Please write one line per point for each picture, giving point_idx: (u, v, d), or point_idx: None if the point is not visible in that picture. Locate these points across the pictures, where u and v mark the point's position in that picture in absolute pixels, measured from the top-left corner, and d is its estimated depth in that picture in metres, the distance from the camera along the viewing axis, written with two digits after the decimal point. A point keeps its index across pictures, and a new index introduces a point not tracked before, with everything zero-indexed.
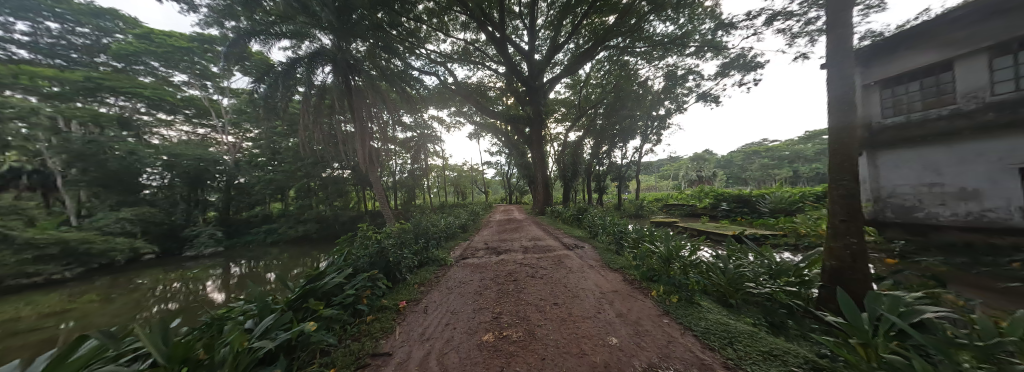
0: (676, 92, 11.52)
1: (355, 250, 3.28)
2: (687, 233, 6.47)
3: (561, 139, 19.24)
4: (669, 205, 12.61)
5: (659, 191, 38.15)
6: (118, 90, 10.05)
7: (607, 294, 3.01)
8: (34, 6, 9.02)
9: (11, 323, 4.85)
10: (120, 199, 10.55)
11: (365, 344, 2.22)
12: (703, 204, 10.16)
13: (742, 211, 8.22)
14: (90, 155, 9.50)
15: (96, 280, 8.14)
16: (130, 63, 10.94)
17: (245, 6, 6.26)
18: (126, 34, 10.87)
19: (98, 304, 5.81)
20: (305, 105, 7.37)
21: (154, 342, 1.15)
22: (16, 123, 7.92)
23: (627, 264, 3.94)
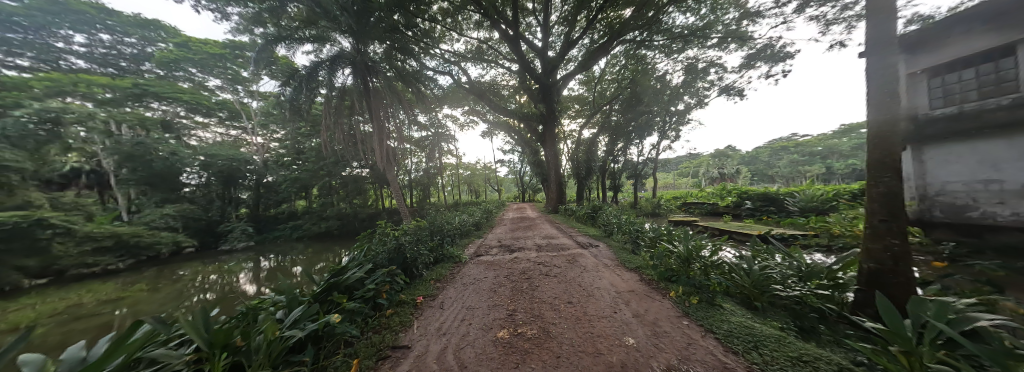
0: (696, 87, 11.08)
1: (374, 246, 3.38)
2: (708, 233, 6.24)
3: (574, 136, 19.00)
4: (688, 203, 12.19)
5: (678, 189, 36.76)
6: (161, 95, 10.91)
7: (623, 294, 2.96)
8: (89, 18, 9.97)
9: (76, 307, 5.40)
10: (164, 196, 11.50)
11: (386, 337, 2.31)
12: (726, 203, 9.72)
13: (769, 211, 7.80)
14: (137, 156, 10.32)
15: (144, 271, 8.88)
16: (172, 69, 11.87)
17: (272, 13, 6.57)
18: (167, 43, 11.74)
19: (147, 293, 6.36)
20: (327, 107, 7.67)
21: (198, 329, 1.25)
22: (77, 127, 8.45)
23: (644, 263, 3.85)
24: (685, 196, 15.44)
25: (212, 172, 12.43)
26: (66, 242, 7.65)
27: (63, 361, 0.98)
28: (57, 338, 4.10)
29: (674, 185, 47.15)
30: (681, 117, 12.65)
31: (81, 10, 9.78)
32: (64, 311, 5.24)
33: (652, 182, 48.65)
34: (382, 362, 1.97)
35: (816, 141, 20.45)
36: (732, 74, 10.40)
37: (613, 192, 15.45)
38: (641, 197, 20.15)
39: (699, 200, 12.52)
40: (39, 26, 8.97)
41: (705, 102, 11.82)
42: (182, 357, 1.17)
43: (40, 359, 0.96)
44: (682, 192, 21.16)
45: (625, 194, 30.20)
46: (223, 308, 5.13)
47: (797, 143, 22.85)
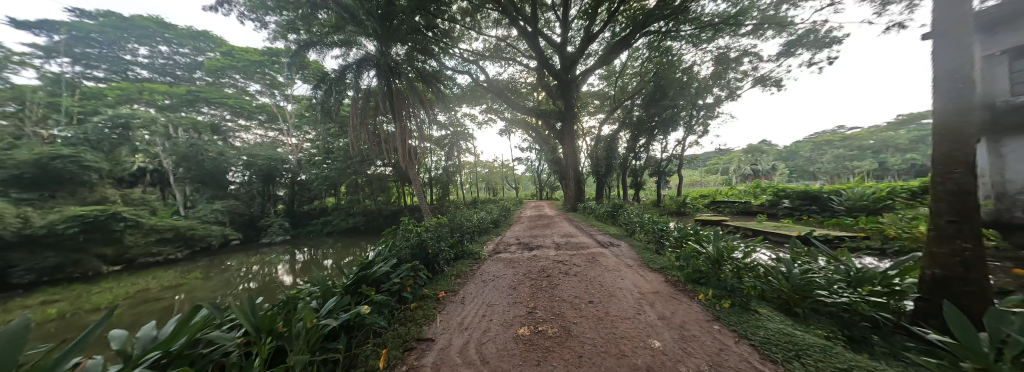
0: (726, 78, 10.44)
1: (398, 242, 3.50)
2: (740, 233, 5.91)
3: (594, 133, 18.62)
4: (717, 202, 11.58)
5: (705, 187, 34.79)
6: (209, 100, 12.75)
7: (647, 295, 2.87)
8: (150, 33, 12.34)
9: (144, 291, 6.12)
10: (213, 193, 13.04)
11: (412, 329, 2.42)
12: (761, 202, 9.09)
13: (810, 211, 7.19)
14: (191, 156, 12.16)
15: (197, 260, 9.87)
16: (219, 77, 13.42)
17: (305, 20, 6.99)
18: (213, 51, 13.67)
19: (201, 280, 7.05)
20: (354, 109, 8.03)
21: (248, 314, 1.39)
22: (142, 131, 10.94)
23: (669, 264, 3.71)
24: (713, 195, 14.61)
25: (253, 172, 13.48)
26: (136, 234, 8.93)
27: (139, 338, 1.12)
28: (132, 318, 4.68)
29: (701, 182, 44.78)
30: (709, 111, 11.99)
31: (145, 27, 12.20)
32: (135, 294, 5.95)
33: (676, 179, 46.46)
34: (408, 353, 2.08)
35: (866, 133, 18.55)
36: (768, 63, 9.68)
37: (634, 190, 14.98)
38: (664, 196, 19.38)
39: (728, 198, 11.82)
40: (112, 42, 11.65)
41: (737, 94, 11.08)
42: (235, 340, 1.29)
43: (121, 336, 1.10)
44: (710, 190, 20.02)
45: (647, 193, 29.11)
46: (268, 297, 5.60)
47: (844, 136, 20.84)
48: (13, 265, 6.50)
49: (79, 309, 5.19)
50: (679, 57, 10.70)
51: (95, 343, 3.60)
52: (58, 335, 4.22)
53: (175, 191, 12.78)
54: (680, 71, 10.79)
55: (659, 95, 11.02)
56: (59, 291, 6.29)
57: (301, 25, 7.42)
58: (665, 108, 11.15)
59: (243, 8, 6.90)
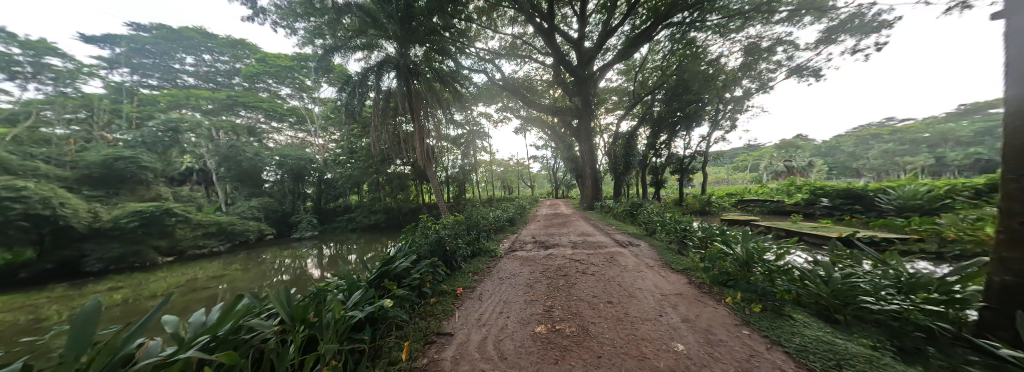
0: (758, 69, 9.78)
1: (417, 238, 3.59)
2: (773, 234, 5.57)
3: (611, 129, 18.22)
4: (746, 201, 10.99)
5: (732, 185, 32.92)
6: (247, 104, 14.27)
7: (669, 297, 2.77)
8: (196, 44, 15.40)
9: (193, 281, 6.72)
10: (250, 191, 14.03)
11: (432, 323, 2.50)
12: (795, 201, 8.50)
13: (852, 211, 6.64)
14: (232, 157, 13.26)
15: (237, 253, 10.69)
16: (255, 82, 15.02)
17: (330, 25, 7.30)
18: (248, 58, 16.35)
19: (241, 271, 7.62)
20: (376, 109, 8.31)
21: (284, 304, 1.49)
22: (190, 134, 12.34)
23: (693, 265, 3.57)
24: (741, 193, 13.83)
25: (284, 171, 14.35)
26: (185, 228, 9.84)
27: (191, 323, 1.23)
28: (185, 304, 5.18)
29: (728, 179, 42.54)
30: (738, 104, 11.35)
31: (191, 38, 15.23)
32: (186, 283, 6.55)
33: (700, 177, 44.45)
34: (429, 346, 2.17)
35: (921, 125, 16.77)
36: (806, 52, 9.01)
37: (654, 188, 14.50)
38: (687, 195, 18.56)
39: (757, 197, 11.15)
40: (162, 52, 15.02)
41: (769, 86, 10.42)
42: (272, 327, 1.39)
43: (174, 321, 1.20)
44: (738, 188, 18.97)
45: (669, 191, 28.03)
46: (301, 289, 5.96)
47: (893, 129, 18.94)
48: (87, 254, 7.59)
49: (140, 295, 5.79)
50: (705, 49, 10.18)
51: (156, 325, 4.03)
52: (124, 318, 4.71)
53: (217, 189, 13.94)
54: (706, 62, 10.15)
55: (682, 89, 10.53)
56: (124, 279, 7.06)
57: (327, 30, 7.76)
58: (689, 103, 10.68)
59: (275, 16, 7.30)
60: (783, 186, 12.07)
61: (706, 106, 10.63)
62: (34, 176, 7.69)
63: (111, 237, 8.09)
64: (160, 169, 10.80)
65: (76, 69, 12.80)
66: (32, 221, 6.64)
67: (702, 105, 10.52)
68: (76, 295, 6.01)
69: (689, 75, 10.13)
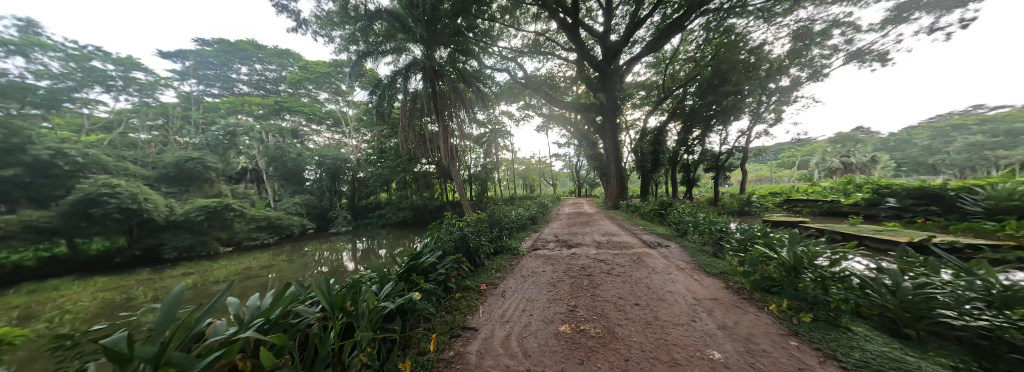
0: (809, 56, 8.81)
1: (442, 235, 3.70)
2: (827, 237, 5.03)
3: (638, 125, 17.54)
4: (793, 201, 10.02)
5: (777, 184, 30.05)
6: (291, 108, 15.74)
7: (703, 301, 2.64)
8: (249, 55, 17.36)
9: (248, 269, 7.49)
10: (294, 189, 15.32)
11: (457, 318, 2.59)
12: (854, 202, 7.59)
13: (929, 213, 5.76)
14: (278, 158, 14.59)
15: (283, 245, 11.76)
16: (299, 88, 16.46)
17: (363, 32, 7.75)
18: (292, 66, 18.04)
19: (286, 262, 8.36)
20: (404, 111, 8.67)
21: (323, 294, 1.60)
22: (244, 137, 13.82)
23: (730, 269, 3.36)
24: (786, 192, 12.61)
25: (322, 170, 15.48)
26: (242, 221, 11.04)
27: (248, 307, 1.38)
28: (245, 289, 5.81)
29: (771, 177, 38.96)
30: (784, 94, 10.37)
31: (244, 50, 17.19)
32: (242, 271, 7.31)
33: (739, 175, 41.28)
34: (455, 339, 2.26)
35: (1022, 113, 14.14)
36: (868, 34, 8.05)
37: (686, 187, 13.75)
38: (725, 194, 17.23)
39: (807, 197, 10.10)
40: (223, 63, 17.18)
41: (822, 74, 9.44)
42: (314, 314, 1.50)
43: (235, 304, 1.35)
44: (785, 187, 17.23)
45: (702, 190, 26.33)
46: (341, 280, 6.42)
47: (983, 118, 16.12)
48: (165, 243, 8.90)
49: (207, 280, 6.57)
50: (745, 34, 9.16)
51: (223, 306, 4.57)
52: (196, 300, 5.40)
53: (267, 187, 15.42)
54: (747, 51, 9.01)
55: (719, 81, 9.82)
56: (193, 266, 8.04)
57: (359, 36, 8.23)
58: (727, 95, 9.94)
59: (315, 27, 7.80)
60: (838, 185, 10.80)
61: (744, 99, 9.92)
62: (125, 175, 9.11)
63: (183, 228, 9.38)
64: (221, 169, 12.19)
65: (156, 81, 14.58)
66: (123, 214, 7.92)
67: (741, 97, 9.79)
68: (158, 278, 6.97)
69: (727, 64, 9.04)
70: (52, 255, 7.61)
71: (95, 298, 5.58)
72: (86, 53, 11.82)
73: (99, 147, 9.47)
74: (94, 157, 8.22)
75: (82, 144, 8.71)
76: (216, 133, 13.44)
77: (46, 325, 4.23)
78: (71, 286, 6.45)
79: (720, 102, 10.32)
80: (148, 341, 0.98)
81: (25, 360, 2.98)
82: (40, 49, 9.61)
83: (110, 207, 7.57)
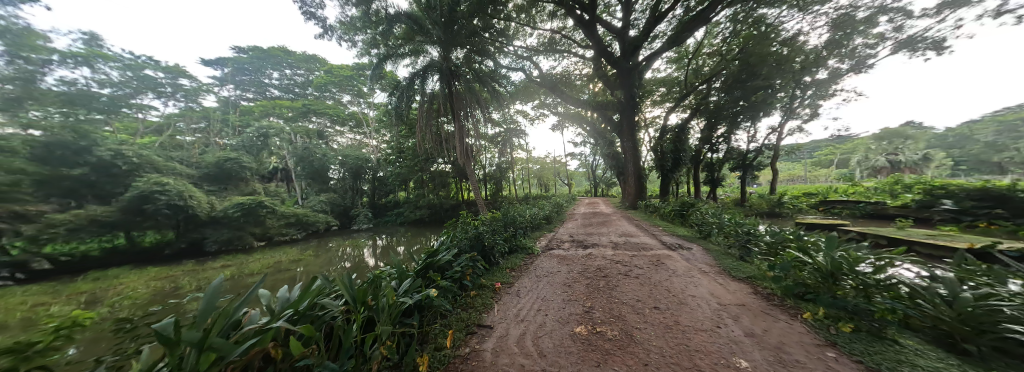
0: (852, 46, 8.08)
1: (458, 233, 3.76)
2: (870, 242, 4.64)
3: (658, 123, 16.99)
4: (830, 202, 9.32)
5: (811, 184, 27.93)
6: (317, 111, 16.56)
7: (729, 307, 2.52)
8: (279, 61, 18.48)
9: (278, 263, 7.96)
10: (319, 187, 16.12)
11: (473, 315, 2.63)
12: (904, 204, 6.96)
13: (994, 217, 5.15)
14: (305, 158, 15.41)
15: (309, 240, 12.40)
16: (324, 91, 17.32)
17: (384, 35, 8.02)
18: (318, 70, 19.00)
19: (312, 257, 8.79)
20: (422, 112, 8.87)
21: (345, 287, 1.67)
22: (275, 138, 14.72)
23: (759, 274, 3.18)
24: (824, 193, 11.73)
25: (345, 169, 16.17)
26: (273, 218, 11.79)
27: (279, 298, 1.46)
28: (278, 281, 6.20)
29: (805, 176, 36.35)
30: (821, 88, 9.66)
31: (275, 56, 18.32)
32: (273, 264, 7.78)
33: (768, 174, 38.88)
34: (470, 336, 2.30)
35: None
36: (922, 20, 7.31)
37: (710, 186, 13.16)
38: (753, 194, 16.29)
39: (846, 198, 9.36)
40: (256, 69, 18.39)
41: (865, 65, 8.70)
42: (339, 307, 1.57)
43: (266, 296, 1.44)
44: (822, 188, 15.99)
45: (728, 190, 25.02)
46: (364, 274, 6.69)
47: None
48: (207, 237, 9.67)
49: (243, 272, 7.03)
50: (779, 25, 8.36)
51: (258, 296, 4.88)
52: (235, 290, 5.82)
53: (295, 185, 16.34)
54: (778, 42, 8.15)
55: (747, 74, 9.26)
56: (231, 259, 8.67)
57: (379, 40, 8.50)
58: (756, 90, 9.39)
59: (340, 33, 8.06)
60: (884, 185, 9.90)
61: (776, 94, 9.34)
62: (174, 174, 10.01)
63: (223, 223, 10.15)
64: (255, 168, 13.06)
65: (199, 87, 15.83)
66: (172, 210, 8.73)
67: (772, 92, 9.25)
68: (201, 269, 7.57)
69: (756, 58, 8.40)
70: (115, 246, 8.50)
71: (149, 286, 6.16)
72: (141, 63, 12.92)
73: (151, 149, 10.40)
74: (148, 158, 9.11)
75: (137, 146, 9.64)
76: (251, 135, 14.42)
77: (108, 309, 4.70)
78: (128, 275, 7.12)
79: (748, 98, 9.80)
80: (192, 326, 1.06)
81: (94, 340, 3.32)
82: (103, 60, 10.63)
83: (160, 203, 8.35)
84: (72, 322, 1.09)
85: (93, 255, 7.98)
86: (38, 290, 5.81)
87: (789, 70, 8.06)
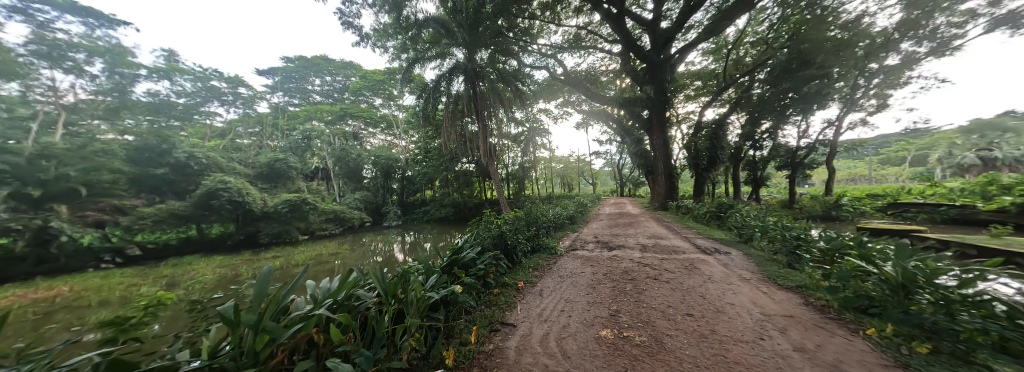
0: (931, 26, 6.98)
1: (481, 231, 3.80)
2: (957, 251, 4.00)
3: (692, 119, 16.07)
4: (901, 206, 8.20)
5: (879, 184, 24.43)
6: (353, 114, 17.76)
7: (775, 318, 2.31)
8: (321, 69, 20.05)
9: (320, 255, 8.64)
10: (354, 186, 17.25)
11: (496, 313, 2.67)
12: (1000, 208, 5.94)
13: None
14: (342, 158, 16.57)
15: (345, 235, 13.30)
16: (359, 95, 18.43)
17: (413, 40, 8.39)
18: (353, 76, 20.30)
19: (349, 251, 9.40)
20: (447, 113, 9.08)
21: (378, 281, 1.77)
22: (316, 140, 15.99)
23: (811, 283, 2.89)
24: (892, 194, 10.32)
25: (376, 168, 17.12)
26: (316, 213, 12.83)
27: (320, 288, 1.58)
28: (324, 271, 6.77)
29: (869, 176, 32.05)
30: (890, 76, 8.49)
31: (316, 64, 19.90)
32: (315, 257, 8.44)
33: (822, 174, 34.91)
34: (494, 333, 2.33)
35: None
36: None
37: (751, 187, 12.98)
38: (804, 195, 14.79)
39: (922, 200, 8.18)
40: (301, 76, 20.12)
41: (951, 47, 7.50)
42: (372, 299, 1.67)
43: (309, 285, 1.56)
44: (894, 188, 13.98)
45: (774, 191, 22.80)
46: (396, 268, 7.05)
47: None
48: (261, 230, 10.78)
49: (291, 263, 7.72)
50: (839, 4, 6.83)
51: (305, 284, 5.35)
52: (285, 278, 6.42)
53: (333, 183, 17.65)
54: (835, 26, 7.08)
55: (799, 63, 8.27)
56: (280, 250, 9.57)
57: (409, 45, 8.91)
58: (810, 79, 8.44)
59: (373, 40, 8.57)
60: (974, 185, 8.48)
61: (833, 84, 8.36)
62: (233, 172, 11.29)
63: (273, 218, 11.24)
64: (300, 168, 14.28)
65: (254, 95, 17.64)
66: (232, 205, 9.85)
67: (829, 81, 8.29)
68: (256, 259, 8.41)
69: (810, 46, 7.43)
70: (188, 236, 9.86)
71: (214, 273, 6.96)
72: (208, 74, 14.67)
73: (215, 151, 11.79)
74: (212, 160, 10.36)
75: (205, 149, 10.97)
76: (296, 137, 15.76)
77: (183, 291, 5.42)
78: (197, 262, 8.10)
79: (799, 89, 8.87)
80: (248, 309, 1.17)
81: (174, 318, 3.84)
82: (179, 74, 12.19)
83: (223, 199, 9.58)
84: (157, 301, 1.25)
85: (172, 243, 9.34)
86: (131, 273, 6.83)
87: (849, 57, 7.18)
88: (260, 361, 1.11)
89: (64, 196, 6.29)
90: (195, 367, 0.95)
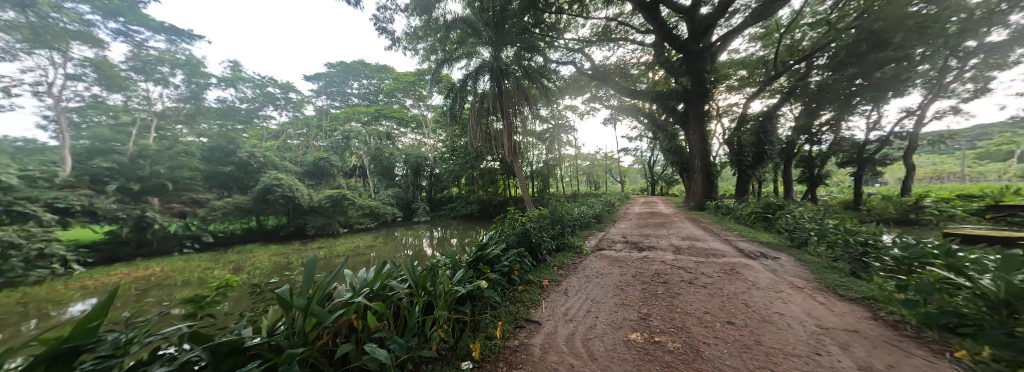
0: None
1: (505, 228, 3.83)
2: None
3: (734, 112, 14.83)
4: (1006, 209, 6.89)
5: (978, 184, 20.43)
6: (387, 114, 18.81)
7: (834, 332, 2.08)
8: (357, 73, 21.46)
9: (357, 247, 9.27)
10: (386, 182, 18.23)
11: (520, 310, 2.69)
12: None
13: None
14: (375, 156, 17.60)
15: (379, 229, 14.11)
16: (391, 97, 19.42)
17: (443, 42, 8.67)
18: (385, 78, 21.40)
19: (383, 244, 9.97)
20: (474, 111, 9.18)
21: (409, 273, 1.86)
22: (354, 140, 17.15)
23: (881, 296, 2.54)
24: (992, 195, 8.73)
25: (406, 166, 17.96)
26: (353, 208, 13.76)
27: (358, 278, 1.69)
28: (364, 262, 7.28)
29: (962, 174, 27.00)
30: (993, 54, 7.13)
31: (354, 68, 21.34)
32: (354, 249, 9.05)
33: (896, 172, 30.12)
34: (519, 330, 2.35)
35: None
36: None
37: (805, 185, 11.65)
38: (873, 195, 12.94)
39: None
40: (340, 80, 21.72)
41: None
42: (404, 290, 1.75)
43: (347, 275, 1.68)
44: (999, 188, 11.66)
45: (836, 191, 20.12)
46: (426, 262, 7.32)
47: None
48: (307, 222, 11.83)
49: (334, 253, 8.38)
50: None
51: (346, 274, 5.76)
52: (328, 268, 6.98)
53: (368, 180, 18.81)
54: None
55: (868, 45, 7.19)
56: (323, 242, 10.41)
57: (438, 46, 9.23)
58: (884, 63, 7.19)
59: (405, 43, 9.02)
60: None
61: (914, 68, 7.22)
62: (284, 170, 12.51)
63: (317, 212, 12.23)
64: (340, 166, 15.42)
65: (302, 99, 19.39)
66: (283, 199, 10.92)
67: (909, 64, 7.10)
68: (303, 249, 9.24)
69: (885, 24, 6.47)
70: (249, 227, 11.09)
71: (270, 260, 7.78)
72: (265, 82, 16.44)
73: (271, 151, 13.14)
74: (267, 159, 11.55)
75: (262, 149, 12.28)
76: (337, 138, 17.04)
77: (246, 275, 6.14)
78: (256, 250, 9.10)
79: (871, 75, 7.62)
80: (299, 293, 1.28)
81: (239, 298, 4.35)
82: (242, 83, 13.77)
83: (277, 194, 10.67)
84: (225, 283, 1.42)
85: (236, 233, 10.58)
86: (205, 258, 7.87)
87: (936, 34, 6.13)
88: (308, 341, 1.22)
89: (155, 191, 7.96)
90: (257, 343, 1.06)
